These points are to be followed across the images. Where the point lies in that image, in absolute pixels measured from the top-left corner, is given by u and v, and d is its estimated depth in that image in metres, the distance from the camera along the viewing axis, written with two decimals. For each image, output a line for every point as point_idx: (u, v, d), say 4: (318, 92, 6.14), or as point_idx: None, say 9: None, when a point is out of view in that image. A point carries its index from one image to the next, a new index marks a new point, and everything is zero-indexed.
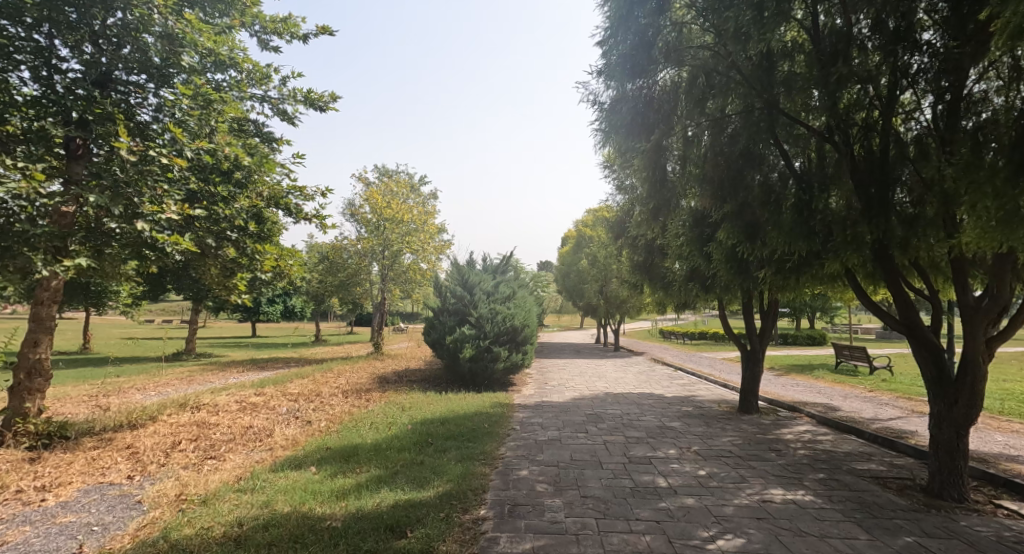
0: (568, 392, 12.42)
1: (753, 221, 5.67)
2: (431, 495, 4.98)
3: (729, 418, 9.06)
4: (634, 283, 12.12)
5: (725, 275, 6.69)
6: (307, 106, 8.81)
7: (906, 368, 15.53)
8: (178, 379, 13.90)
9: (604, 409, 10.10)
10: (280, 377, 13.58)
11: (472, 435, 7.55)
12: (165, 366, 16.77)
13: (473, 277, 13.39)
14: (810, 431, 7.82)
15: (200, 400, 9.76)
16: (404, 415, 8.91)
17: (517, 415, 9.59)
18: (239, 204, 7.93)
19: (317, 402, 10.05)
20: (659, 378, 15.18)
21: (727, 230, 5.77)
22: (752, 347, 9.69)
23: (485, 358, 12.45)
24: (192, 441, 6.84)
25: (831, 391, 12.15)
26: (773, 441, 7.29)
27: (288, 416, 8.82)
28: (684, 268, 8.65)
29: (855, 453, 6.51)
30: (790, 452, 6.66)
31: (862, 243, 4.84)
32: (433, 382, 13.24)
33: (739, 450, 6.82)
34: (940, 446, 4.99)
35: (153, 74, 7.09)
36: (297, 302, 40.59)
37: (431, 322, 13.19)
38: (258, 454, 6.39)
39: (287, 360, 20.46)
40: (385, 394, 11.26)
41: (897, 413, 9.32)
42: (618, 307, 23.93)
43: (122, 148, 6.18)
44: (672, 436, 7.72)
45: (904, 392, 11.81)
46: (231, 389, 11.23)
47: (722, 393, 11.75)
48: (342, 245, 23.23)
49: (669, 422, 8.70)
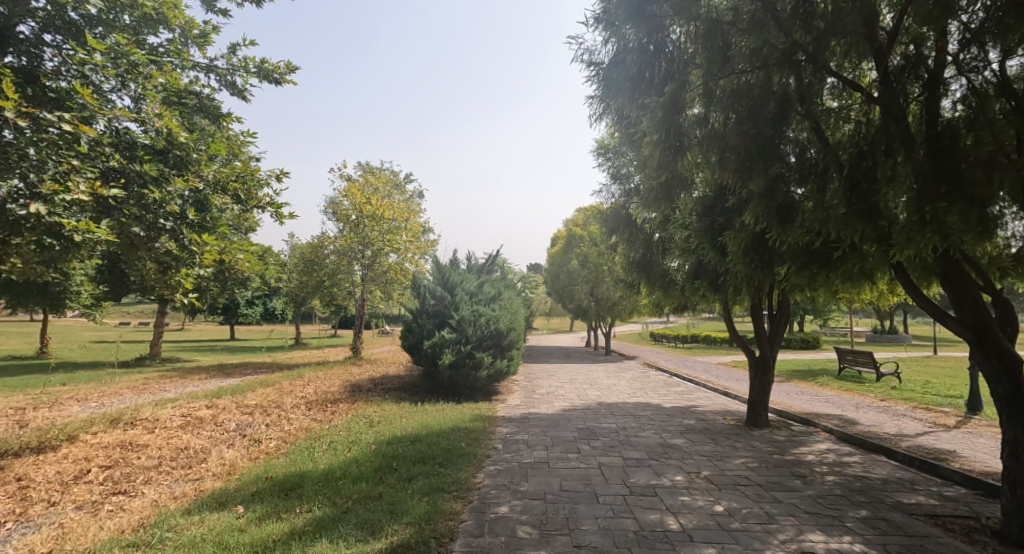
0: (558, 401, 11.40)
1: (789, 201, 4.62)
2: (381, 548, 3.89)
3: (738, 433, 8.06)
4: (630, 284, 11.11)
5: (741, 271, 5.71)
6: (260, 78, 7.74)
7: (913, 375, 14.70)
8: (130, 388, 12.65)
9: (597, 423, 9.08)
10: (242, 386, 12.36)
11: (446, 459, 6.43)
12: (120, 374, 15.45)
13: (455, 276, 12.33)
14: (833, 450, 6.85)
15: (138, 415, 8.54)
16: (369, 433, 7.77)
17: (499, 430, 8.53)
18: (173, 187, 6.81)
19: (275, 416, 8.90)
20: (654, 385, 14.22)
21: (756, 212, 4.71)
22: (761, 354, 8.73)
23: (466, 365, 11.36)
24: (104, 470, 5.66)
25: (841, 402, 11.25)
26: (794, 463, 6.30)
27: (235, 433, 7.63)
28: (689, 264, 7.65)
29: (895, 481, 5.54)
30: (818, 479, 5.65)
31: (944, 225, 3.68)
32: (410, 390, 12.14)
33: (757, 476, 5.82)
34: (1018, 482, 4.05)
35: (64, 30, 5.98)
36: (278, 304, 39.31)
37: (408, 325, 12.08)
38: (178, 487, 5.19)
39: (260, 365, 19.28)
40: (354, 406, 10.12)
41: (922, 427, 8.40)
42: (609, 309, 23.00)
43: (10, 111, 5.04)
44: (676, 457, 6.71)
45: (920, 401, 10.94)
46: (180, 401, 10.00)
47: (725, 403, 10.78)
48: (320, 243, 22.03)
49: (672, 439, 7.69)
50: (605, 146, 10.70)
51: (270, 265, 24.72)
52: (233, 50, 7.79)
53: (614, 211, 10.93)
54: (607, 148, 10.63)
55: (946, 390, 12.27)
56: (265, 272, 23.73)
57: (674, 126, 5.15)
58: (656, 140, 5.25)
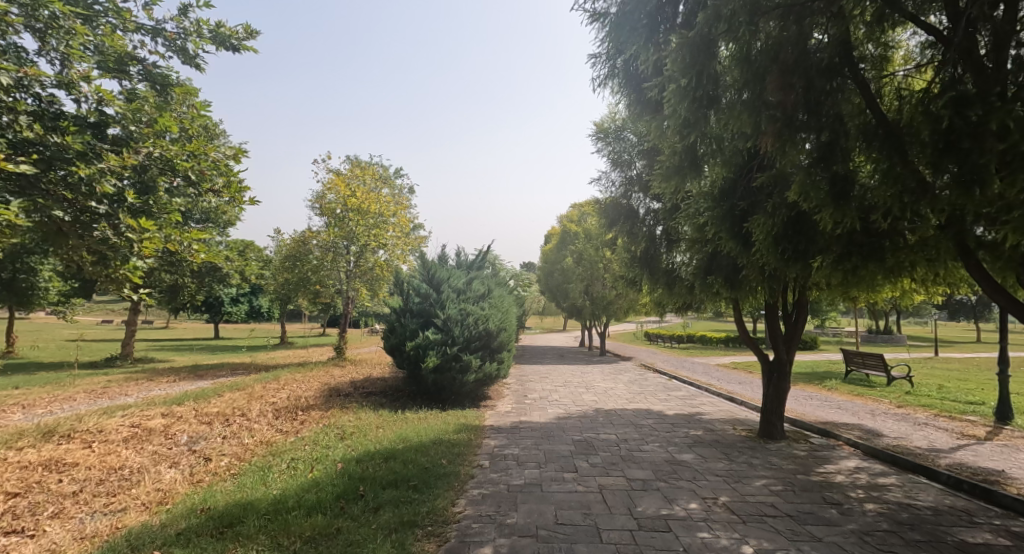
0: (551, 408, 10.54)
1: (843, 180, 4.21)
2: None
3: (752, 446, 7.24)
4: (631, 282, 10.27)
5: (770, 262, 5.03)
6: (216, 44, 6.81)
7: (926, 379, 13.95)
8: (87, 391, 11.68)
9: (595, 434, 8.22)
10: (209, 390, 11.41)
11: (423, 482, 5.55)
12: (82, 376, 14.43)
13: (441, 272, 11.47)
14: (864, 470, 6.04)
15: (77, 425, 7.55)
16: (338, 447, 6.87)
17: (487, 442, 7.65)
18: (106, 165, 5.89)
19: (236, 427, 7.97)
20: (653, 389, 13.40)
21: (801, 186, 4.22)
22: (777, 357, 7.90)
23: (452, 369, 10.47)
24: (7, 500, 4.72)
25: (856, 409, 10.46)
26: (824, 486, 5.47)
27: (185, 448, 6.68)
28: (698, 259, 6.81)
29: (947, 511, 4.72)
30: (856, 508, 4.83)
31: None
32: (392, 395, 11.24)
33: (785, 504, 4.99)
34: None
35: None
36: (264, 302, 38.28)
37: (391, 325, 11.17)
38: (90, 523, 4.28)
39: (238, 365, 18.32)
40: (327, 414, 9.19)
41: (952, 440, 7.61)
42: (604, 308, 22.20)
43: None
44: (687, 478, 5.85)
45: (940, 408, 10.16)
46: (132, 409, 9.01)
47: (732, 410, 9.95)
48: (303, 238, 21.04)
49: (680, 455, 6.86)
50: (605, 129, 9.80)
51: (251, 261, 23.66)
52: (185, 12, 6.87)
53: (611, 201, 10.03)
54: (607, 133, 9.74)
55: (964, 396, 11.52)
56: (245, 268, 22.71)
57: (707, 70, 4.59)
58: (683, 88, 4.65)
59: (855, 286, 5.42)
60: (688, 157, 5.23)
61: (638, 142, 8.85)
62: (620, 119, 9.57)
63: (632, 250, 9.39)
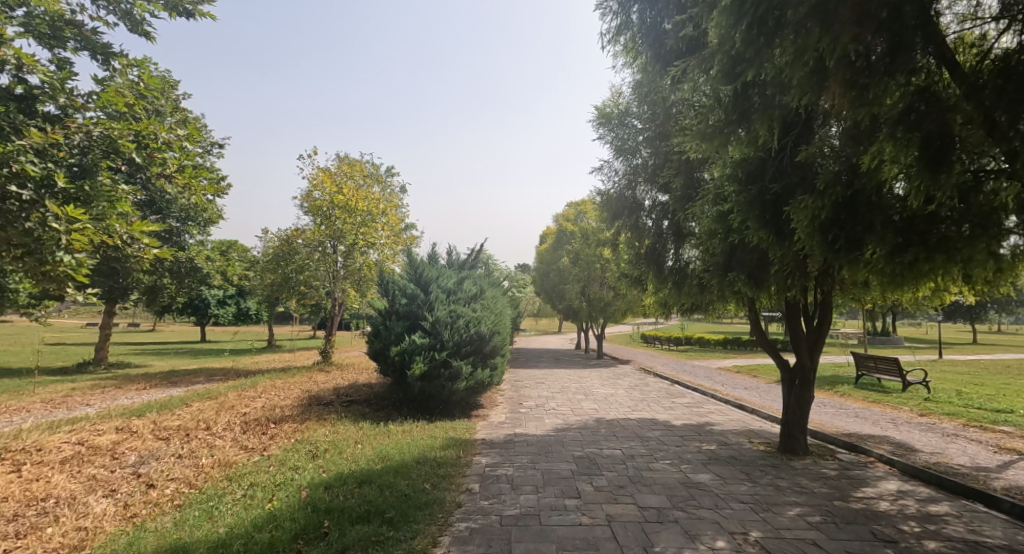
0: (548, 418, 9.74)
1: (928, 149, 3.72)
2: None
3: (775, 464, 6.44)
4: (634, 281, 9.53)
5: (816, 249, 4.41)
6: (169, 9, 6.02)
7: (942, 384, 13.23)
8: (43, 400, 10.77)
9: (598, 449, 7.42)
10: (176, 400, 10.50)
11: (400, 515, 4.69)
12: (46, 382, 13.48)
13: (430, 271, 10.68)
14: (910, 494, 5.27)
15: (10, 444, 6.62)
16: (308, 469, 6.00)
17: (478, 460, 6.83)
18: (25, 140, 5.01)
19: (196, 444, 7.07)
20: (656, 396, 12.65)
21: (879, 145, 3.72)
22: (798, 363, 7.14)
23: (440, 376, 9.63)
24: None
25: (877, 418, 9.71)
26: (870, 517, 4.68)
27: (130, 470, 5.81)
28: (717, 253, 6.06)
29: None
30: (916, 548, 4.04)
31: None
32: (375, 403, 10.39)
33: (830, 541, 4.19)
34: None
35: None
36: (252, 305, 37.34)
37: (375, 328, 10.34)
38: None
39: (217, 370, 17.38)
40: (302, 427, 8.30)
41: (994, 455, 6.86)
42: (601, 310, 21.47)
43: None
44: (709, 505, 5.05)
45: (967, 416, 9.43)
46: (81, 423, 8.07)
47: (744, 421, 9.17)
48: (287, 236, 20.15)
49: (695, 475, 6.06)
50: (606, 114, 8.99)
51: (234, 262, 22.71)
52: None
53: (609, 194, 9.22)
54: (610, 119, 8.92)
55: (989, 403, 10.78)
56: (227, 268, 21.76)
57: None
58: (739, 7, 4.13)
59: (898, 285, 4.78)
60: (738, 108, 4.66)
61: (647, 126, 8.04)
62: (624, 103, 8.79)
63: (637, 245, 8.69)
